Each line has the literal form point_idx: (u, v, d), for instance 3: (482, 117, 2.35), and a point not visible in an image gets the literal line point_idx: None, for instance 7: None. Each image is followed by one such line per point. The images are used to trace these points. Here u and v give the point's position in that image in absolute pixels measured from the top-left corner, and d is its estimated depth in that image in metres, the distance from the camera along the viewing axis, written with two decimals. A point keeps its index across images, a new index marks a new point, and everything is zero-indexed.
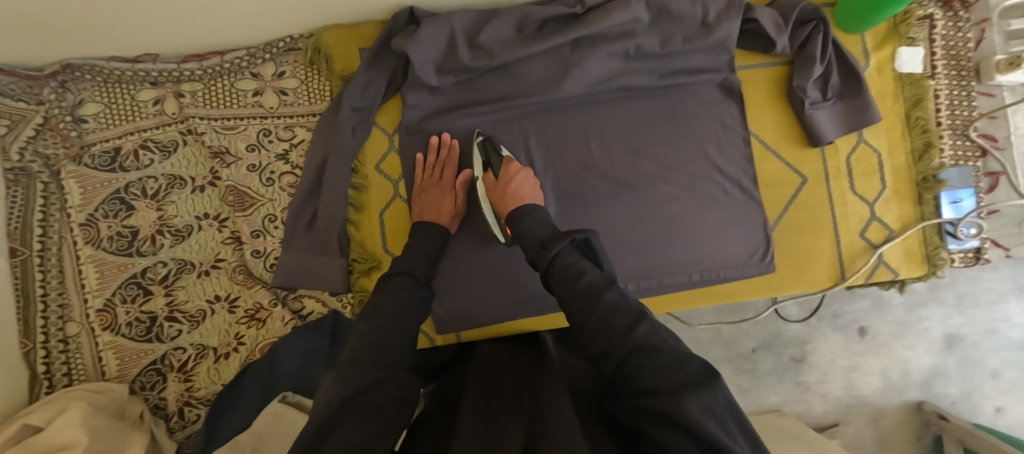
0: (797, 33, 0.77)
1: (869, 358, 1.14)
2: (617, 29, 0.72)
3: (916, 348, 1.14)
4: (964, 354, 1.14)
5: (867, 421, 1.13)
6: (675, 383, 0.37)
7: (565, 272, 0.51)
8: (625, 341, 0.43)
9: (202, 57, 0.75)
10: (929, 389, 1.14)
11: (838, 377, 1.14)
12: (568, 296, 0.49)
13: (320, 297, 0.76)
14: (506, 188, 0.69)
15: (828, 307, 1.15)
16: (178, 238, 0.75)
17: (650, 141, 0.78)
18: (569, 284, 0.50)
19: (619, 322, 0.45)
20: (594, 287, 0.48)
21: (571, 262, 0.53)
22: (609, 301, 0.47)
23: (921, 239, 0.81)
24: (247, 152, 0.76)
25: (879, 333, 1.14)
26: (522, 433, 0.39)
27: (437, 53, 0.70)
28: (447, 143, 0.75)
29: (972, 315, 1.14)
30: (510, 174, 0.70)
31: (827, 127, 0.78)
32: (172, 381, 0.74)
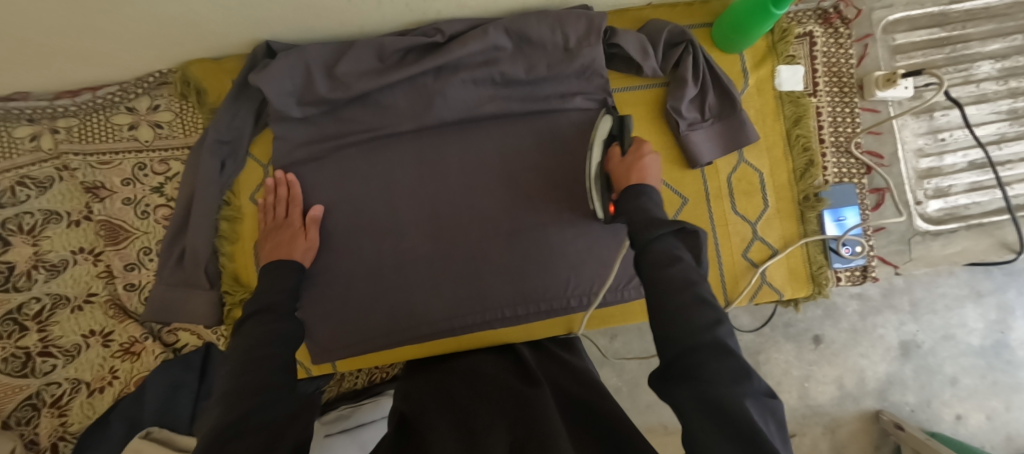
0: (668, 55, 0.77)
1: (823, 366, 1.12)
2: (476, 58, 0.73)
3: (871, 356, 1.12)
4: (920, 361, 1.12)
5: (823, 431, 1.12)
6: (739, 387, 0.39)
7: (660, 255, 0.48)
8: (698, 335, 0.42)
9: (76, 93, 0.76)
10: (885, 397, 1.12)
11: (793, 387, 1.12)
12: (653, 276, 0.47)
13: (194, 330, 0.76)
14: (633, 164, 0.65)
15: (781, 315, 1.13)
16: (52, 274, 0.76)
17: (529, 164, 0.78)
18: (660, 267, 0.48)
19: (695, 318, 0.43)
20: (685, 276, 0.46)
21: (670, 248, 0.49)
22: (697, 293, 0.45)
23: (806, 257, 0.80)
24: (122, 186, 0.77)
25: (833, 341, 1.12)
26: (506, 437, 0.45)
27: (295, 85, 0.70)
28: (284, 180, 0.76)
29: (927, 322, 1.12)
30: (640, 153, 0.66)
31: (706, 148, 0.78)
32: (46, 417, 0.74)
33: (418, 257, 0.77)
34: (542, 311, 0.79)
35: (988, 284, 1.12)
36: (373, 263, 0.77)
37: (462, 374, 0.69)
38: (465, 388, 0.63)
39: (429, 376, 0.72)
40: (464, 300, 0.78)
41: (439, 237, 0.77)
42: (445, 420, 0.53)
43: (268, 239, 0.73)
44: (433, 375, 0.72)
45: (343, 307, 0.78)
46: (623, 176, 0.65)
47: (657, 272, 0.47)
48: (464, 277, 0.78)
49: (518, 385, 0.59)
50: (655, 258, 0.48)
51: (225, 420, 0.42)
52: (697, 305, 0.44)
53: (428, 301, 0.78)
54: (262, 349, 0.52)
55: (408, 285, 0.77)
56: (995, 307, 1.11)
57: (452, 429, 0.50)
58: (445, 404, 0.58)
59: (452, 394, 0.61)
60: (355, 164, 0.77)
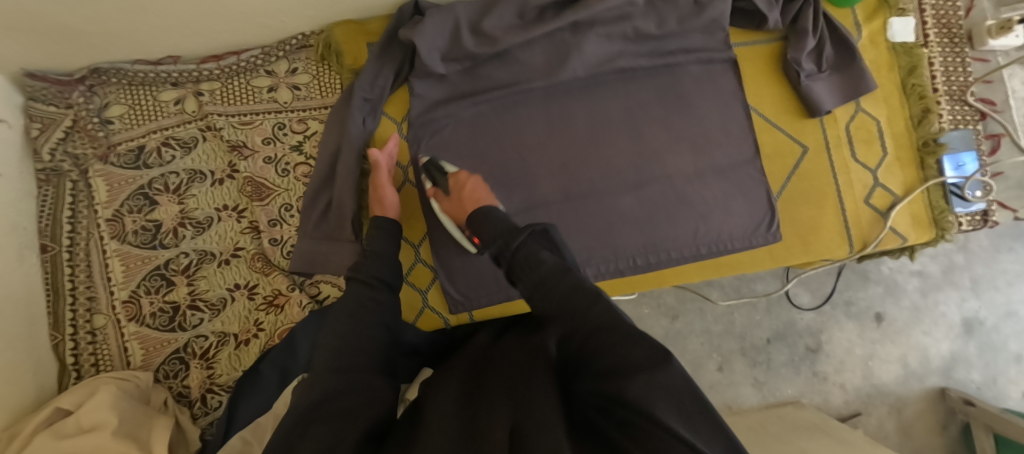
0: (788, 9, 0.80)
1: (886, 345, 1.15)
2: (613, 13, 0.75)
3: (934, 334, 1.15)
4: (984, 339, 1.15)
5: (889, 411, 1.14)
6: (624, 362, 0.38)
7: (525, 259, 0.52)
8: (583, 320, 0.43)
9: (219, 58, 0.80)
10: (950, 375, 1.15)
11: (856, 365, 1.15)
12: (529, 283, 0.50)
13: (337, 282, 0.78)
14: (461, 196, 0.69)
15: (841, 293, 1.17)
16: (199, 230, 0.78)
17: (651, 117, 0.81)
18: (531, 269, 0.51)
19: (577, 303, 0.45)
20: (555, 270, 0.49)
21: (532, 250, 0.53)
22: (570, 283, 0.48)
23: (927, 203, 0.81)
24: (263, 145, 0.80)
25: (895, 319, 1.16)
26: (508, 417, 0.37)
27: (442, 42, 0.73)
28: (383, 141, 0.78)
29: (990, 299, 1.15)
30: (461, 183, 0.71)
31: (826, 97, 0.80)
32: (195, 368, 0.76)
33: (549, 207, 0.80)
34: (675, 260, 0.81)
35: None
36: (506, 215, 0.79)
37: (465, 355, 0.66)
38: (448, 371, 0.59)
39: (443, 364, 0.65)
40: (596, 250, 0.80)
41: (570, 187, 0.80)
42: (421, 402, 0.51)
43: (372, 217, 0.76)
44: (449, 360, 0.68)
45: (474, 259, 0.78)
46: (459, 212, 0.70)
47: (530, 273, 0.51)
48: (593, 228, 0.80)
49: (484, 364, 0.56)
50: (522, 264, 0.52)
51: (310, 398, 0.44)
52: (574, 290, 0.47)
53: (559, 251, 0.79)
54: (356, 325, 0.53)
55: None
56: None
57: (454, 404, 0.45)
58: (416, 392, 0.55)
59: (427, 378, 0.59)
60: (489, 119, 0.80)
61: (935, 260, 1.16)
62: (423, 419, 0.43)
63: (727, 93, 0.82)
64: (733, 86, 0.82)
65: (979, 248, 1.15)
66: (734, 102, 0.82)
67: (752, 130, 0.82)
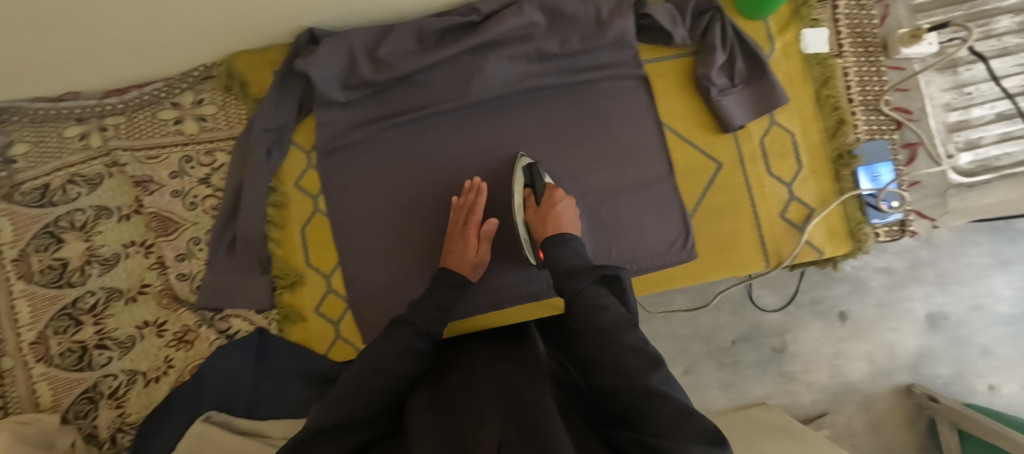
0: (696, 24, 0.79)
1: (853, 343, 1.15)
2: (514, 34, 0.75)
3: (900, 330, 1.14)
4: (951, 333, 1.14)
5: (857, 408, 1.13)
6: (681, 435, 0.38)
7: (588, 305, 0.50)
8: (636, 380, 0.43)
9: (123, 91, 0.79)
10: (918, 371, 1.14)
11: (823, 365, 1.15)
12: (582, 328, 0.49)
13: (247, 316, 0.77)
14: (547, 215, 0.69)
15: (806, 293, 1.16)
16: (106, 268, 0.77)
17: (562, 137, 0.81)
18: (590, 318, 0.49)
19: (635, 366, 0.44)
20: (615, 325, 0.48)
21: (597, 295, 0.52)
22: (627, 342, 0.46)
23: (843, 214, 0.80)
24: (170, 179, 0.79)
25: (860, 317, 1.15)
26: (496, 434, 0.40)
27: (339, 70, 0.73)
28: (476, 186, 0.76)
29: (955, 292, 1.14)
30: (553, 200, 0.71)
31: (737, 112, 0.79)
32: (105, 408, 0.75)
33: None
34: None
35: (1013, 251, 1.14)
36: (421, 239, 0.79)
37: (475, 353, 0.66)
38: (457, 373, 0.60)
39: (453, 358, 0.66)
40: (511, 270, 0.80)
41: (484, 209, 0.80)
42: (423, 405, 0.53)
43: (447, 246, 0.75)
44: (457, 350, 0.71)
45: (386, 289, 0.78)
46: (539, 225, 0.70)
47: (587, 323, 0.49)
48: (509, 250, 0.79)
49: (501, 367, 0.56)
50: (583, 310, 0.50)
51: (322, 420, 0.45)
52: (630, 351, 0.46)
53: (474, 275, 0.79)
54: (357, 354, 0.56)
55: None
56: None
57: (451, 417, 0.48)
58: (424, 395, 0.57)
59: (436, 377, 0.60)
60: (399, 144, 0.79)
61: (899, 257, 1.15)
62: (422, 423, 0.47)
63: (637, 109, 0.81)
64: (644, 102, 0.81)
65: (942, 243, 1.14)
66: (645, 117, 0.81)
67: (663, 146, 0.81)
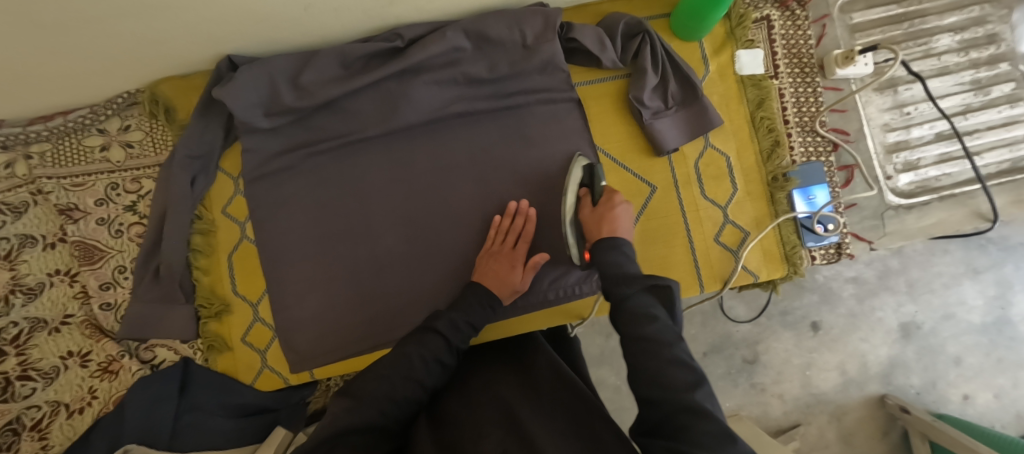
0: (627, 47, 0.78)
1: (824, 353, 1.13)
2: (438, 60, 0.74)
3: (871, 340, 1.13)
4: (922, 342, 1.13)
5: (829, 419, 1.12)
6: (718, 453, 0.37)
7: (634, 312, 0.50)
8: (679, 394, 0.42)
9: (49, 118, 0.78)
10: (890, 381, 1.13)
11: (794, 375, 1.13)
12: (627, 335, 0.49)
13: (171, 344, 0.76)
14: (605, 217, 0.68)
15: (777, 304, 1.14)
16: (29, 298, 0.76)
17: (493, 162, 0.80)
18: (637, 325, 0.49)
19: (680, 380, 0.43)
20: (661, 336, 0.47)
21: (643, 304, 0.51)
22: (671, 354, 0.46)
23: (779, 238, 0.79)
24: (95, 206, 0.78)
25: (831, 327, 1.14)
26: None
27: (262, 96, 0.72)
28: (524, 212, 0.76)
29: (926, 302, 1.13)
30: (611, 204, 0.70)
31: (670, 135, 0.79)
32: (25, 442, 0.72)
33: (394, 257, 0.79)
34: (523, 305, 0.80)
35: (984, 261, 1.13)
36: (348, 267, 0.78)
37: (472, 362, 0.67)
38: (475, 385, 0.59)
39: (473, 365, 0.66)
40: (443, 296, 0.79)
41: (412, 236, 0.79)
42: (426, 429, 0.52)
43: (485, 262, 0.73)
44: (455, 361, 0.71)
45: (317, 317, 0.78)
46: (593, 228, 0.68)
47: (635, 330, 0.49)
48: (436, 277, 0.79)
49: (502, 385, 0.56)
50: (630, 317, 0.50)
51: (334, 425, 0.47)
52: (673, 364, 0.45)
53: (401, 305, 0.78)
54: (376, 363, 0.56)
55: (395, 285, 0.78)
56: (994, 282, 1.12)
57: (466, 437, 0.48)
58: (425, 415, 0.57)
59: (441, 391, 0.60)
60: (329, 171, 0.79)
61: (870, 266, 1.14)
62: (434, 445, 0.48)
63: (570, 133, 0.80)
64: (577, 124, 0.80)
65: (913, 253, 1.14)
66: (578, 141, 0.80)
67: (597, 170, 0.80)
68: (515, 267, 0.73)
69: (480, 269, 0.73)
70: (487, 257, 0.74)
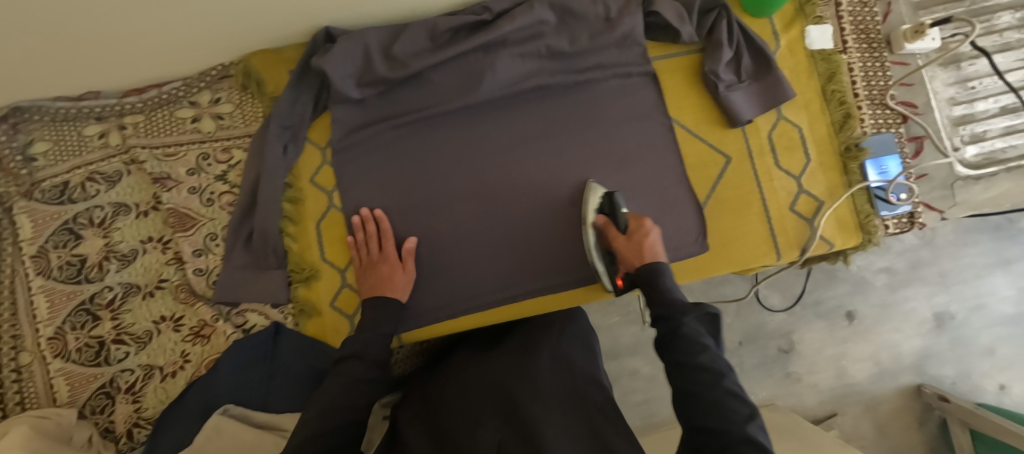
0: (703, 22, 0.81)
1: (858, 343, 1.15)
2: (524, 33, 0.76)
3: (904, 330, 1.15)
4: (955, 333, 1.14)
5: (863, 409, 1.14)
6: None
7: (688, 338, 0.51)
8: (732, 426, 0.43)
9: (142, 91, 0.80)
10: (924, 371, 1.14)
11: (828, 365, 1.15)
12: (681, 363, 0.49)
13: (262, 310, 0.78)
14: (642, 243, 0.65)
15: (810, 293, 1.16)
16: (123, 264, 0.78)
17: (573, 133, 0.82)
18: (689, 351, 0.49)
19: (735, 411, 0.44)
20: (718, 363, 0.48)
21: (697, 332, 0.51)
22: (728, 385, 0.46)
23: (852, 207, 0.81)
24: (187, 176, 0.80)
25: (865, 317, 1.15)
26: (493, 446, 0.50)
27: (354, 68, 0.74)
28: (371, 217, 0.77)
29: (958, 292, 1.15)
30: (644, 229, 0.67)
31: (745, 107, 0.81)
32: (121, 403, 0.76)
33: (476, 225, 0.80)
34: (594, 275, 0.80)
35: (1014, 251, 1.15)
36: (429, 236, 0.80)
37: (474, 366, 0.69)
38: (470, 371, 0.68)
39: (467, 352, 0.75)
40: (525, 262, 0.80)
41: (491, 205, 0.81)
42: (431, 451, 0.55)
43: (368, 277, 0.73)
44: (454, 362, 0.74)
45: None
46: (631, 258, 0.66)
47: (688, 357, 0.49)
48: (513, 244, 0.80)
49: (494, 375, 0.64)
50: (684, 343, 0.50)
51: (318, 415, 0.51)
52: (731, 395, 0.45)
53: (478, 271, 0.80)
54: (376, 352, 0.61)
55: (477, 251, 0.80)
56: None
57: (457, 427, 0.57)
58: (429, 428, 0.60)
59: (444, 397, 0.65)
60: (411, 143, 0.80)
61: (902, 256, 1.15)
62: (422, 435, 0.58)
63: (649, 105, 0.82)
64: (652, 96, 0.83)
65: (944, 242, 1.15)
66: (653, 114, 0.82)
67: (672, 143, 0.82)
68: (398, 266, 0.74)
69: (365, 283, 0.72)
70: (365, 270, 0.74)
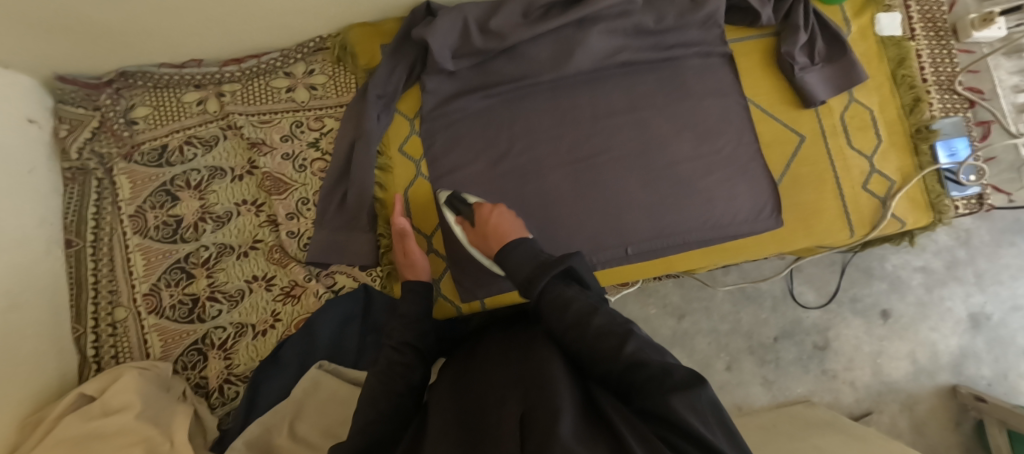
0: (780, 6, 0.84)
1: (894, 341, 1.16)
2: (615, 9, 0.79)
3: (941, 329, 1.16)
4: (992, 333, 1.15)
5: (901, 408, 1.14)
6: (664, 390, 0.39)
7: (554, 300, 0.54)
8: (615, 358, 0.45)
9: (241, 61, 0.84)
10: (961, 371, 1.15)
11: (866, 362, 1.16)
12: (561, 328, 0.52)
13: (351, 272, 0.81)
14: (484, 232, 0.70)
15: (847, 290, 1.18)
16: (218, 224, 0.81)
17: (654, 109, 0.84)
18: (558, 312, 0.53)
19: (606, 346, 0.47)
20: (583, 314, 0.51)
21: (559, 290, 0.56)
22: (598, 325, 0.49)
23: (923, 188, 0.84)
24: (281, 142, 0.83)
25: (901, 316, 1.17)
26: (518, 409, 0.39)
27: (453, 40, 0.78)
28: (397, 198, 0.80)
29: (995, 293, 1.16)
30: (485, 215, 0.71)
31: (819, 88, 0.84)
32: (213, 359, 0.77)
33: (561, 195, 0.82)
34: (676, 245, 0.83)
35: None
36: (517, 203, 0.82)
37: (519, 344, 0.56)
38: (459, 369, 0.61)
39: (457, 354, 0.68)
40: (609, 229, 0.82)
41: (575, 174, 0.83)
42: (449, 431, 0.43)
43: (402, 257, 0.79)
44: (471, 355, 0.65)
45: None
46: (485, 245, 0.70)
47: (558, 314, 0.53)
48: (596, 213, 0.82)
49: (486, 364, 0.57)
50: (552, 305, 0.54)
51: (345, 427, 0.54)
52: (602, 333, 0.49)
53: (564, 236, 0.82)
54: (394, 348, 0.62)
55: (559, 222, 0.82)
56: None
57: (457, 415, 0.47)
58: (458, 407, 0.49)
59: (440, 388, 0.57)
60: (501, 112, 0.83)
61: (938, 256, 1.18)
62: (433, 414, 0.49)
63: (729, 82, 0.85)
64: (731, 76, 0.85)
65: (980, 243, 1.17)
66: (731, 92, 0.85)
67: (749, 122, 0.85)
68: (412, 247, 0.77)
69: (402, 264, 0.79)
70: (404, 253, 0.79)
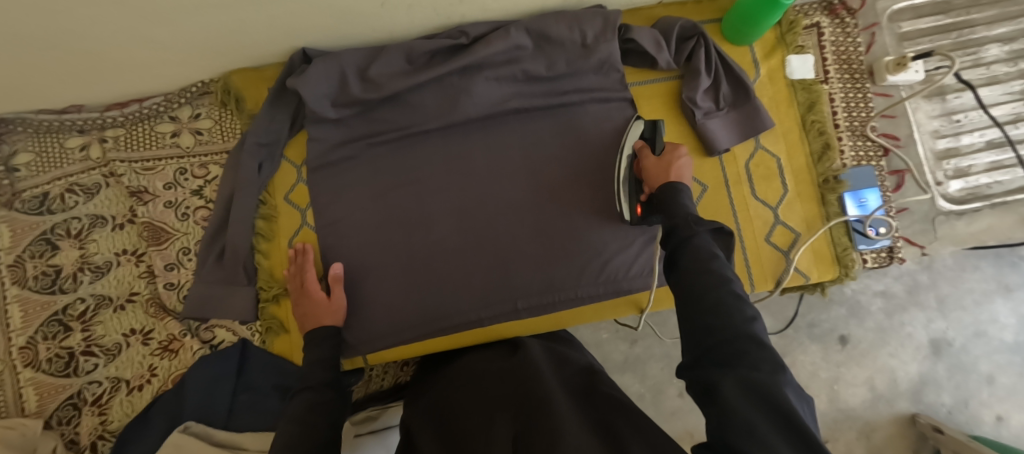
0: (681, 48, 0.81)
1: (851, 368, 1.04)
2: (501, 57, 0.76)
3: (901, 356, 1.04)
4: (953, 360, 1.03)
5: (857, 437, 1.02)
6: (778, 377, 0.36)
7: (696, 252, 0.49)
8: (735, 327, 0.41)
9: (124, 105, 0.82)
10: (919, 399, 1.03)
11: (822, 389, 1.03)
12: (688, 278, 0.47)
13: (231, 326, 0.79)
14: (671, 164, 0.68)
15: (803, 316, 1.06)
16: (97, 274, 0.79)
17: (547, 156, 0.81)
18: (702, 261, 0.48)
19: (729, 312, 0.42)
20: (725, 273, 0.46)
21: (707, 245, 0.50)
22: (728, 293, 0.44)
23: (830, 239, 0.80)
24: (164, 190, 0.81)
25: (859, 342, 1.04)
26: (508, 431, 0.48)
27: (330, 88, 0.75)
28: (302, 249, 0.78)
29: (955, 319, 1.05)
30: (676, 155, 0.70)
31: (722, 135, 0.80)
32: (87, 415, 0.76)
33: (461, 247, 0.78)
34: (571, 299, 0.78)
35: (1016, 278, 1.05)
36: (423, 253, 0.78)
37: (499, 363, 0.67)
38: (461, 378, 0.68)
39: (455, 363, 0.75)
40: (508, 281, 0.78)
41: (467, 226, 0.79)
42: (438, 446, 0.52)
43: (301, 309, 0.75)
44: (469, 364, 0.72)
45: (397, 294, 0.78)
46: (660, 176, 0.68)
47: (699, 265, 0.48)
48: (493, 266, 0.78)
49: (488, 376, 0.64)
50: (691, 252, 0.50)
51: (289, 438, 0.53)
52: (736, 301, 0.44)
53: (461, 289, 0.78)
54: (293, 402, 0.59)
55: (450, 273, 0.78)
56: None
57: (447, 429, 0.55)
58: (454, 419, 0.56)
59: (444, 396, 0.64)
60: (392, 161, 0.80)
61: (899, 280, 1.06)
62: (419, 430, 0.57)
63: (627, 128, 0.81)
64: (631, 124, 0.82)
65: (943, 267, 1.05)
66: None
67: None
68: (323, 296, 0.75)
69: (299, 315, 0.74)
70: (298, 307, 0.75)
